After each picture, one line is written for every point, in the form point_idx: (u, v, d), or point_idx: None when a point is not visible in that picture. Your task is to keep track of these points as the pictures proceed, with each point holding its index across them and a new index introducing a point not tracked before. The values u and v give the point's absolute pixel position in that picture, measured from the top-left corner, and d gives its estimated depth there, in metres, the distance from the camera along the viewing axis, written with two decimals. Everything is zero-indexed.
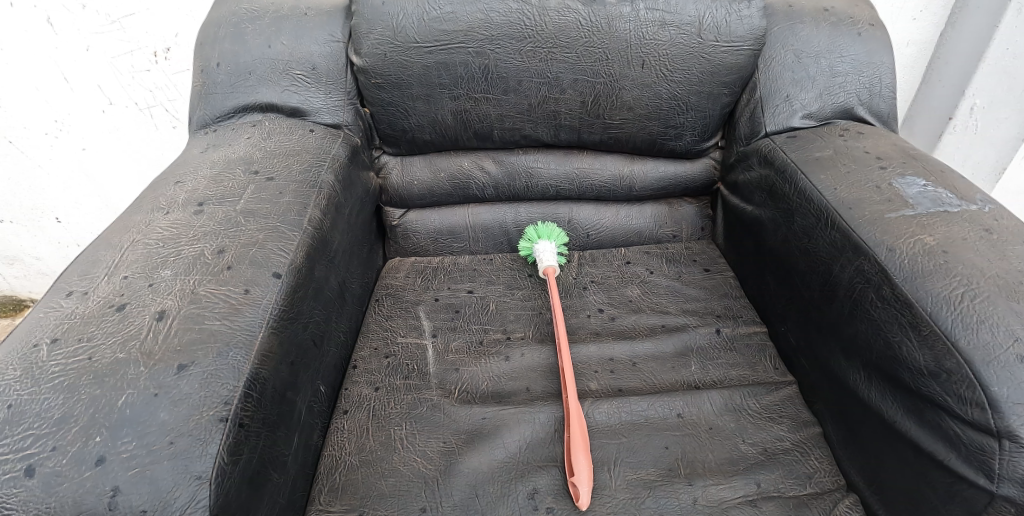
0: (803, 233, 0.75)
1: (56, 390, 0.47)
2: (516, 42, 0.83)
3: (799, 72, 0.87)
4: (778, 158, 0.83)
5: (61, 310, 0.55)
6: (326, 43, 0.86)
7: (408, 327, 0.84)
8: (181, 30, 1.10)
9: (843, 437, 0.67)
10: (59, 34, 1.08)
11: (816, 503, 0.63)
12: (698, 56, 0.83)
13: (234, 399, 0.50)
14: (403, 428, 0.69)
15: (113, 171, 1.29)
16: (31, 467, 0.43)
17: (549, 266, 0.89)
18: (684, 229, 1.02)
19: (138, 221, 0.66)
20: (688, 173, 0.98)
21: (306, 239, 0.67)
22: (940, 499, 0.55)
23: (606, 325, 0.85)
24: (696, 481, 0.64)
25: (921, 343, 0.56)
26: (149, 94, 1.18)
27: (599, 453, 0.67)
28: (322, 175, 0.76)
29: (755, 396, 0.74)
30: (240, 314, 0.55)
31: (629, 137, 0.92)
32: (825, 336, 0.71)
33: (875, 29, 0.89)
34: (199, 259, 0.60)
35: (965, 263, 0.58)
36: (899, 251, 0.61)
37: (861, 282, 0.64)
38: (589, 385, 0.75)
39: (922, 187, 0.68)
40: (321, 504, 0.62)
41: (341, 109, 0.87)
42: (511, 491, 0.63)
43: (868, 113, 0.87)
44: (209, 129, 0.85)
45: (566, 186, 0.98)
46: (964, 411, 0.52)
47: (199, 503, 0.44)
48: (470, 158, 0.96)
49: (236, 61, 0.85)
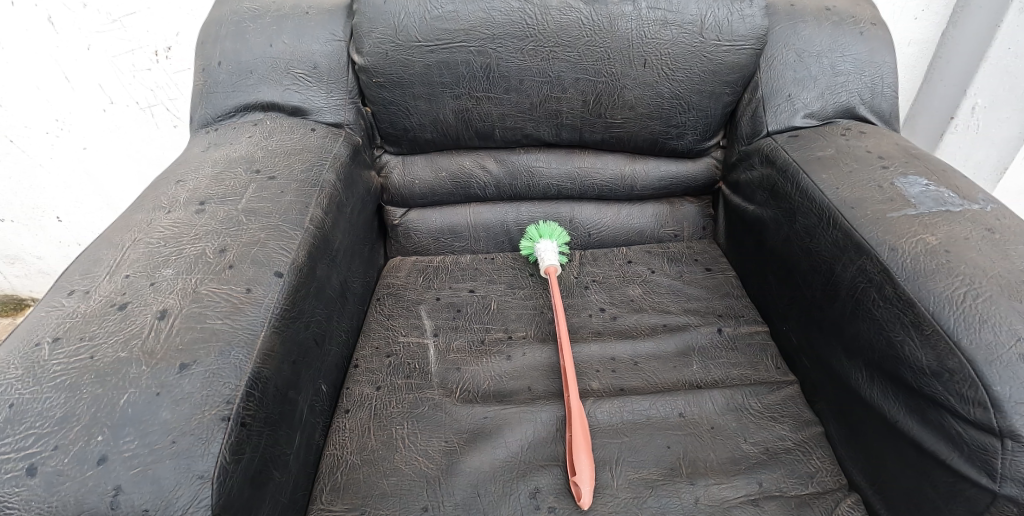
0: (805, 232, 0.75)
1: (57, 390, 0.47)
2: (518, 41, 0.82)
3: (801, 71, 0.87)
4: (780, 158, 0.83)
5: (62, 309, 0.55)
6: (328, 42, 0.86)
7: (409, 326, 0.84)
8: (182, 29, 1.10)
9: (845, 437, 0.67)
10: (60, 33, 1.08)
11: (818, 502, 0.63)
12: (700, 55, 0.83)
13: (235, 399, 0.50)
14: (405, 428, 0.69)
15: (114, 170, 1.29)
16: (32, 466, 0.43)
17: (550, 266, 0.89)
18: (686, 228, 1.01)
19: (140, 220, 0.65)
20: (689, 172, 0.98)
21: (308, 238, 0.67)
22: (942, 499, 0.55)
23: (608, 325, 0.85)
24: (698, 481, 0.64)
25: (923, 342, 0.56)
26: (149, 93, 1.18)
27: (601, 452, 0.67)
28: (324, 174, 0.76)
29: (757, 395, 0.74)
30: (242, 313, 0.55)
31: (631, 136, 0.92)
32: (827, 336, 0.71)
33: (877, 28, 0.89)
34: (200, 258, 0.60)
35: (968, 263, 0.57)
36: (901, 251, 0.61)
37: (863, 282, 0.64)
38: (590, 384, 0.75)
39: (924, 187, 0.68)
40: (322, 504, 0.62)
41: (343, 108, 0.87)
42: (513, 490, 0.63)
43: (870, 112, 0.87)
44: (210, 128, 0.84)
45: (568, 185, 0.97)
46: (966, 411, 0.52)
47: (201, 503, 0.44)
48: (472, 157, 0.96)
49: (238, 60, 0.85)
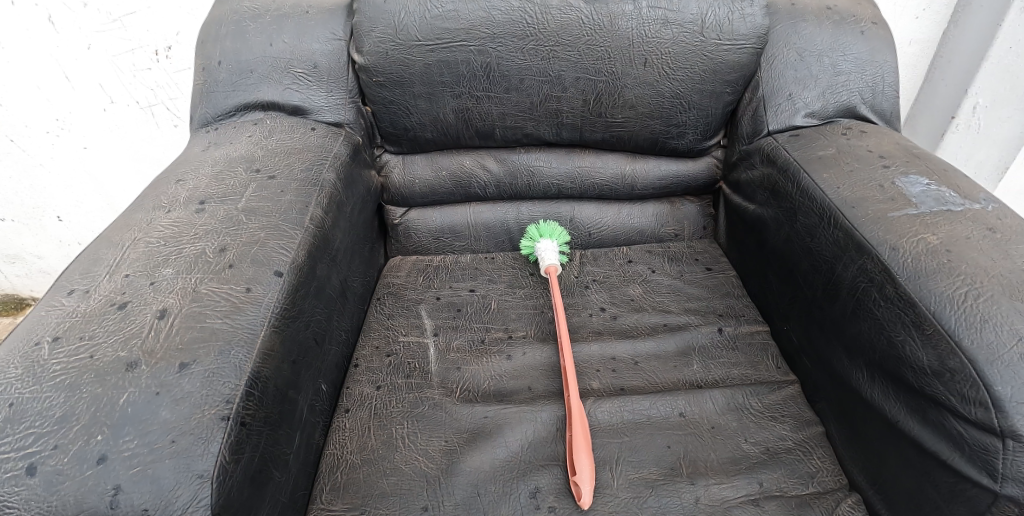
0: (806, 232, 0.75)
1: (57, 389, 0.47)
2: (518, 40, 0.82)
3: (802, 70, 0.87)
4: (781, 157, 0.82)
5: (62, 308, 0.55)
6: (328, 41, 0.86)
7: (409, 325, 0.84)
8: (183, 28, 1.10)
9: (846, 437, 0.67)
10: (61, 32, 1.08)
11: (819, 502, 0.63)
12: (701, 54, 0.83)
13: (235, 398, 0.49)
14: (405, 427, 0.69)
15: (114, 169, 1.29)
16: (32, 466, 0.43)
17: (550, 265, 0.89)
18: (686, 227, 1.01)
19: (140, 220, 0.65)
20: (690, 172, 0.97)
21: (308, 237, 0.67)
22: (943, 499, 0.55)
23: (608, 324, 0.85)
24: (698, 480, 0.64)
25: (924, 343, 0.56)
26: (150, 92, 1.18)
27: (601, 452, 0.67)
28: (324, 173, 0.76)
29: (757, 395, 0.74)
30: (241, 312, 0.55)
31: (631, 135, 0.92)
32: (828, 336, 0.71)
33: (878, 27, 0.88)
34: (200, 258, 0.60)
35: (969, 262, 0.57)
36: (902, 250, 0.61)
37: (864, 281, 0.64)
38: (591, 384, 0.75)
39: (925, 186, 0.68)
40: (322, 503, 0.62)
41: (343, 108, 0.87)
42: (513, 490, 0.63)
43: (871, 111, 0.87)
44: (210, 127, 0.84)
45: (568, 184, 0.97)
46: (968, 411, 0.52)
47: (200, 503, 0.44)
48: (472, 157, 0.96)
49: (238, 59, 0.85)
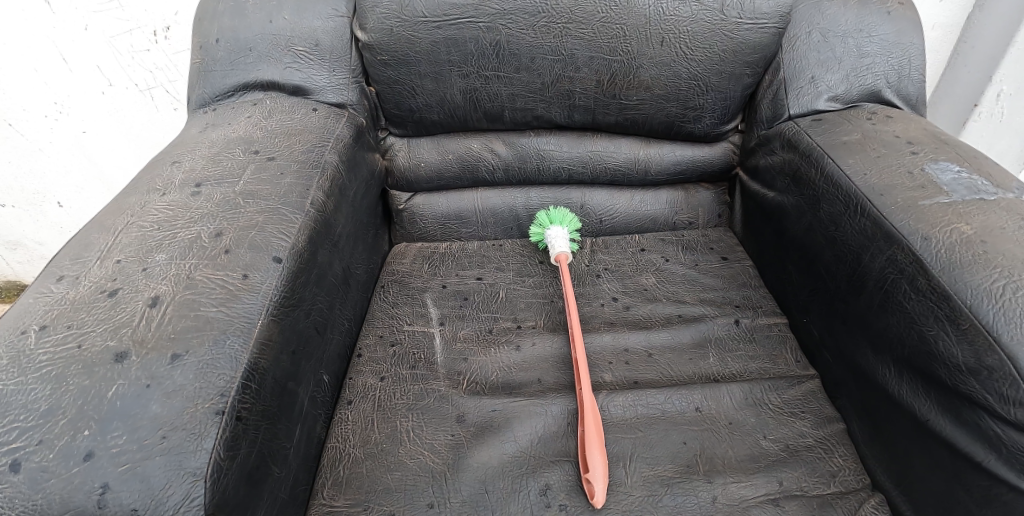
0: (830, 220, 0.71)
1: (43, 381, 0.45)
2: (528, 16, 0.78)
3: (826, 52, 0.83)
4: (803, 141, 0.79)
5: (50, 295, 0.52)
6: (329, 18, 0.82)
7: (414, 314, 0.81)
8: (181, 7, 1.06)
9: (870, 434, 0.64)
10: (57, 12, 1.05)
11: (841, 503, 0.60)
12: (720, 34, 0.79)
13: (231, 391, 0.47)
14: (409, 420, 0.67)
15: (113, 153, 1.26)
16: (16, 462, 0.40)
17: (560, 252, 0.85)
18: (701, 215, 0.98)
19: (134, 203, 0.62)
20: (706, 156, 0.94)
21: (308, 221, 0.64)
22: (976, 502, 0.52)
23: (620, 315, 0.81)
24: (716, 479, 0.61)
25: (959, 338, 0.53)
26: (149, 74, 1.14)
27: (613, 448, 0.64)
28: (325, 155, 0.73)
29: (777, 389, 0.71)
30: (237, 300, 0.52)
31: (646, 119, 0.88)
32: (852, 329, 0.67)
33: (906, 7, 0.84)
34: (195, 243, 0.57)
35: (1007, 254, 0.54)
36: (935, 241, 0.57)
37: (894, 272, 0.61)
38: (602, 376, 0.73)
39: (957, 173, 0.64)
40: (324, 499, 0.59)
41: (346, 88, 0.84)
42: (523, 486, 0.61)
43: (897, 96, 0.82)
44: (208, 108, 0.81)
45: (579, 169, 0.94)
46: (1006, 411, 0.49)
47: (193, 502, 0.41)
48: (480, 140, 0.92)
49: (236, 37, 0.82)
